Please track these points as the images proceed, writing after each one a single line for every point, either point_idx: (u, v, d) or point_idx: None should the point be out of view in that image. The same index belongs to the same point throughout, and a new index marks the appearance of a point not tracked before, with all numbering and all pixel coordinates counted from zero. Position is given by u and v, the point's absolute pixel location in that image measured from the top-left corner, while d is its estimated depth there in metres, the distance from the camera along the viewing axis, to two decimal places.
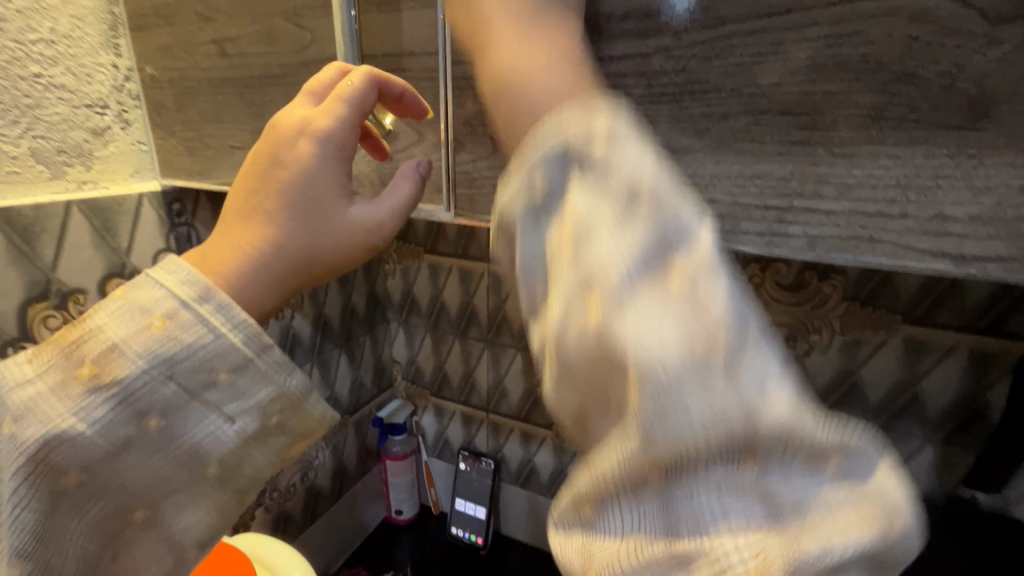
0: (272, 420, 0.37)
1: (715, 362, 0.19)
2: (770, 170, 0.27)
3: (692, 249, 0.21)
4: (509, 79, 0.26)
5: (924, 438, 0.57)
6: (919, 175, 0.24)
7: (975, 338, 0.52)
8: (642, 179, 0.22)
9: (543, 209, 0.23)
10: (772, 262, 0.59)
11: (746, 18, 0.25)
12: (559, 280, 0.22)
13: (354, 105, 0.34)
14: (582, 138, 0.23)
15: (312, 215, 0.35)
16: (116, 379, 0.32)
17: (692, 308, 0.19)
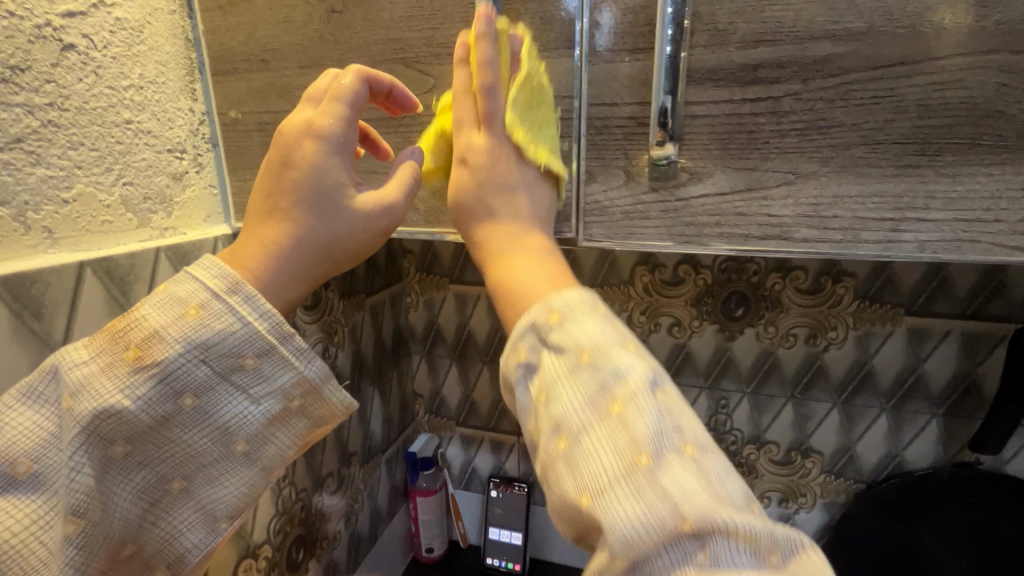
0: (294, 404, 0.36)
1: (644, 473, 0.25)
2: (886, 189, 0.32)
3: (629, 386, 0.27)
4: (504, 290, 0.34)
5: (930, 413, 0.66)
6: (1010, 189, 0.31)
7: (964, 323, 0.62)
8: (588, 342, 0.29)
9: (527, 372, 0.30)
10: (791, 271, 0.66)
11: (866, 68, 0.31)
12: (542, 428, 0.29)
13: (351, 106, 0.37)
14: (544, 315, 0.30)
15: (325, 205, 0.36)
16: (158, 360, 0.31)
17: (629, 437, 0.26)
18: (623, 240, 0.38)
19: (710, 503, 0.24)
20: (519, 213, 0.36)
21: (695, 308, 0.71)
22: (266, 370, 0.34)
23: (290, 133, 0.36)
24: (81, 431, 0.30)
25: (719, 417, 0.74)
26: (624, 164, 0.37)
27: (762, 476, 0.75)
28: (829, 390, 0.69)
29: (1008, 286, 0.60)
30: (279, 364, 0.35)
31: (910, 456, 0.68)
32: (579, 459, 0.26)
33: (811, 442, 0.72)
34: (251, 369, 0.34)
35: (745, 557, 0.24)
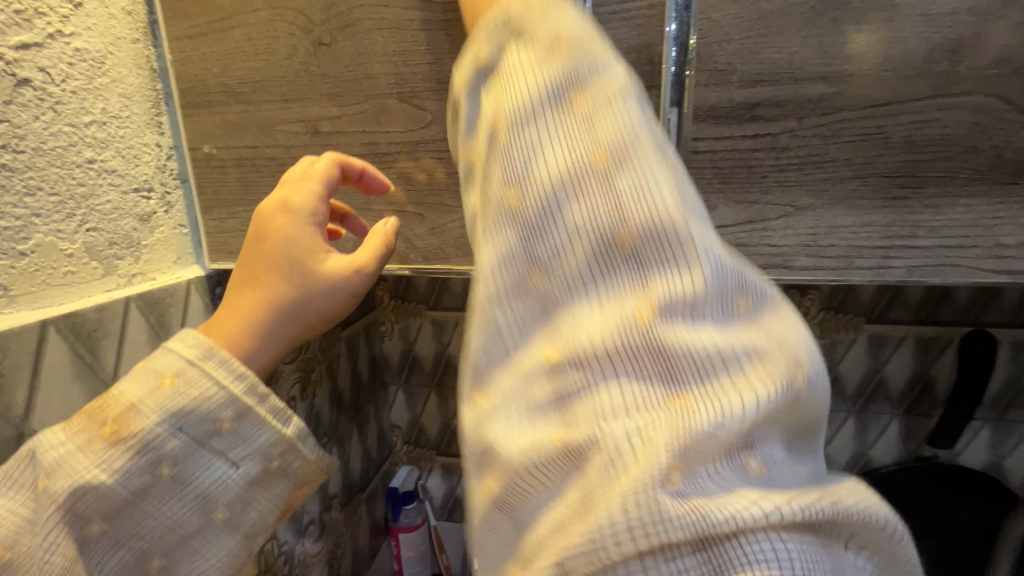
0: (274, 465, 0.34)
1: (596, 165, 0.22)
2: (876, 219, 0.34)
3: (602, 84, 0.24)
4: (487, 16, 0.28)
5: (892, 414, 0.70)
6: (987, 217, 0.33)
7: (918, 328, 0.67)
8: (564, 36, 0.25)
9: (483, 65, 0.27)
10: None
11: (856, 107, 0.33)
12: (489, 109, 0.25)
13: (325, 187, 0.36)
14: (520, 14, 0.26)
15: (297, 271, 0.35)
16: (133, 432, 0.30)
17: (586, 132, 0.23)
18: None
19: (664, 212, 0.21)
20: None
21: None
22: (243, 433, 0.33)
23: (265, 211, 0.36)
24: (57, 509, 0.28)
25: None
26: None
27: None
28: None
29: (953, 292, 0.65)
30: (255, 427, 0.33)
31: (876, 455, 0.73)
32: (525, 152, 0.23)
33: None
34: (228, 433, 0.32)
35: (703, 299, 0.20)
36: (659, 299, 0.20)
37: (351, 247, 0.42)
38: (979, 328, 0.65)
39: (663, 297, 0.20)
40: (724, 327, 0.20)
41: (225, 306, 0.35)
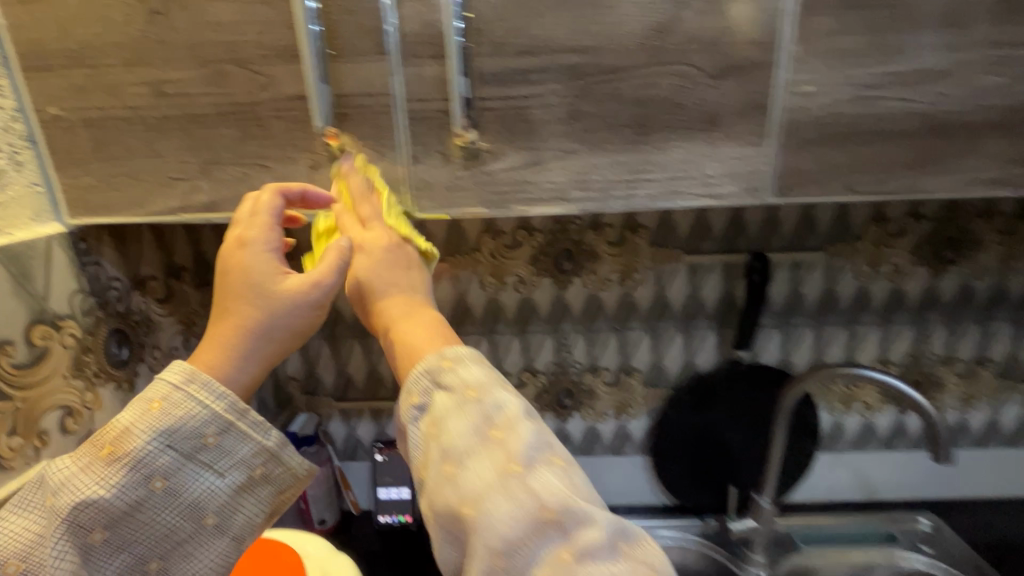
0: (260, 473, 0.37)
1: (516, 477, 0.30)
2: (621, 159, 0.46)
3: (507, 414, 0.33)
4: (401, 352, 0.37)
5: (708, 327, 0.87)
6: (694, 154, 0.46)
7: (723, 256, 0.83)
8: (469, 381, 0.34)
9: (415, 407, 0.35)
10: (602, 227, 0.82)
11: (598, 73, 0.43)
12: (429, 451, 0.33)
13: (275, 215, 0.42)
14: (433, 360, 0.35)
15: (258, 291, 0.39)
16: (128, 450, 0.34)
17: (505, 451, 0.31)
18: (447, 210, 0.48)
19: (570, 496, 0.30)
20: (412, 292, 0.41)
21: (533, 265, 0.85)
22: (228, 445, 0.36)
23: (226, 253, 0.40)
24: (62, 521, 0.33)
25: (563, 354, 0.89)
26: (439, 149, 0.46)
27: (600, 397, 0.92)
28: (640, 320, 0.87)
29: (746, 226, 0.81)
30: (240, 438, 0.36)
31: (700, 362, 0.90)
32: (465, 476, 0.31)
33: (632, 363, 0.90)
34: (214, 445, 0.36)
35: (609, 555, 0.29)
36: (580, 562, 0.28)
37: (208, 199, 0.48)
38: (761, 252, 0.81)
39: (585, 565, 0.28)
40: (621, 566, 0.29)
41: (200, 342, 0.38)
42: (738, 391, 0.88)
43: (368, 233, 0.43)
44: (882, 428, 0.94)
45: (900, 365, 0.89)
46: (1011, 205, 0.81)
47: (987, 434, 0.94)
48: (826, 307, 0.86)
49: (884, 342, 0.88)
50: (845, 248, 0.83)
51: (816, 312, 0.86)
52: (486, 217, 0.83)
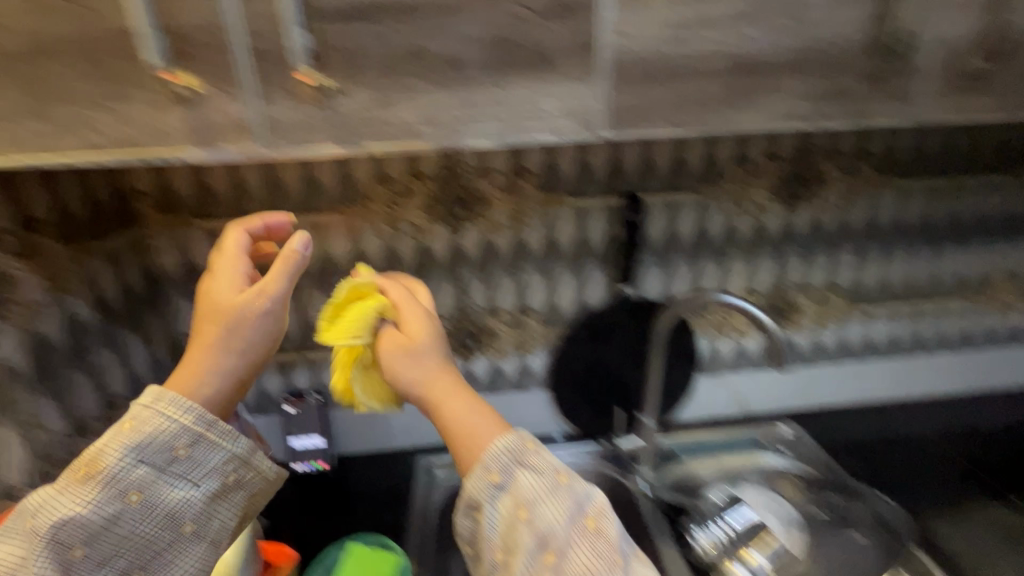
0: (229, 479, 0.46)
1: (619, 565, 0.41)
2: (462, 96, 0.49)
3: (596, 506, 0.44)
4: (454, 406, 0.47)
5: (596, 266, 0.94)
6: (530, 91, 0.49)
7: (603, 197, 0.89)
8: (561, 473, 0.45)
9: (498, 483, 0.43)
10: (490, 173, 0.86)
11: (431, 11, 0.46)
12: (526, 528, 0.41)
13: (241, 245, 0.54)
14: (519, 442, 0.45)
15: (219, 307, 0.47)
16: (104, 469, 0.42)
17: (602, 537, 0.42)
18: (300, 147, 0.49)
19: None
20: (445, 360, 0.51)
21: (427, 212, 0.88)
22: (198, 455, 0.45)
23: (202, 287, 0.50)
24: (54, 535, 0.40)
25: (462, 297, 0.94)
26: (284, 86, 0.47)
27: (500, 335, 0.98)
28: (532, 261, 0.93)
29: (622, 168, 0.88)
30: (212, 449, 0.45)
31: (591, 299, 0.97)
32: (567, 560, 0.41)
33: (528, 302, 0.96)
34: (186, 455, 0.44)
35: None
36: None
37: (42, 141, 0.46)
38: (632, 193, 0.89)
39: None
40: None
41: (180, 366, 0.47)
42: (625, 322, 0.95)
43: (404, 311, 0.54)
44: (753, 351, 1.06)
45: (765, 293, 1.00)
46: (851, 144, 0.91)
47: (839, 350, 1.08)
48: (699, 243, 0.94)
49: (750, 273, 0.98)
50: (712, 187, 0.91)
51: (690, 248, 0.94)
52: (376, 165, 0.85)
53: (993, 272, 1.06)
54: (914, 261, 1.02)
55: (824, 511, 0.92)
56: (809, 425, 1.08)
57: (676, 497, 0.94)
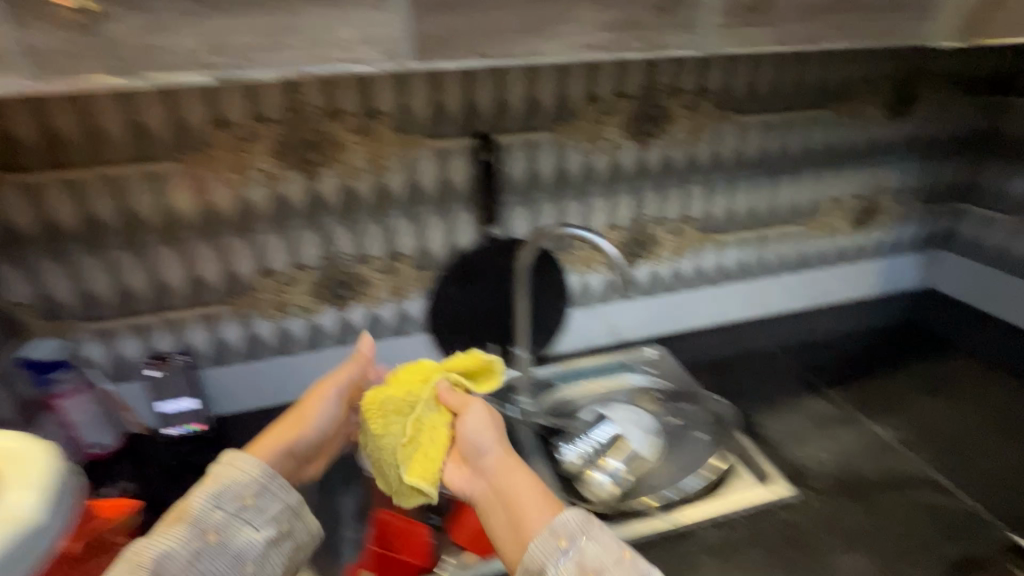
0: (283, 528, 0.59)
1: None
2: (251, 20, 0.47)
3: None
4: (518, 507, 0.58)
5: (462, 208, 0.96)
6: (325, 16, 0.48)
7: (462, 138, 0.91)
8: (624, 551, 0.53)
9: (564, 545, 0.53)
10: (341, 115, 0.84)
11: None
12: None
13: (348, 373, 0.73)
14: (579, 517, 0.55)
15: (310, 412, 0.70)
16: (192, 512, 0.54)
17: None
18: (69, 75, 0.45)
19: None
20: (513, 465, 0.63)
21: (278, 158, 0.85)
22: (261, 503, 0.58)
23: (315, 394, 0.71)
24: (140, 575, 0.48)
25: (329, 246, 0.93)
26: (35, 5, 0.43)
27: (374, 283, 0.99)
28: (398, 206, 0.93)
29: (478, 109, 0.89)
30: (273, 496, 0.59)
31: (461, 241, 0.99)
32: None
33: (399, 248, 0.97)
34: (252, 504, 0.57)
35: None
36: None
37: None
38: (484, 133, 0.91)
39: None
40: None
41: (267, 438, 0.66)
42: (494, 261, 0.98)
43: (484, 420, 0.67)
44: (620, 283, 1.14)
45: (627, 228, 1.07)
46: (692, 83, 0.98)
47: (697, 278, 1.19)
48: (560, 182, 0.99)
49: (612, 210, 1.04)
50: (568, 126, 0.95)
51: (552, 187, 0.99)
52: (214, 108, 0.80)
53: (822, 200, 1.19)
54: (755, 192, 1.13)
55: (681, 418, 1.02)
56: (673, 347, 1.19)
57: (551, 420, 1.00)
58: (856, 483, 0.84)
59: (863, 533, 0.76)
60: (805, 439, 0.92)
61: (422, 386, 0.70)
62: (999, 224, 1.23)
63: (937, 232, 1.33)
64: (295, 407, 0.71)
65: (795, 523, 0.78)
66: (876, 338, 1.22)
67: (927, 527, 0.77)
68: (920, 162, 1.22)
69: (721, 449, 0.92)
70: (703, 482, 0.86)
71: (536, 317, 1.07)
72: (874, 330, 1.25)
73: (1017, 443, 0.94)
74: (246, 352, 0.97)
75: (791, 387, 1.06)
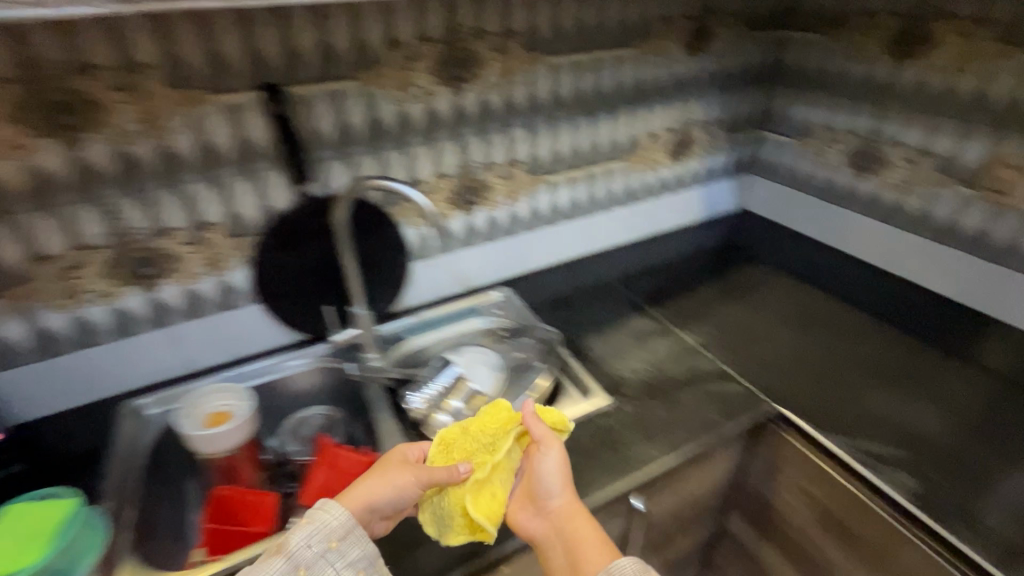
0: (361, 574, 0.62)
1: None
2: None
3: None
4: (577, 553, 0.66)
5: (270, 167, 0.91)
6: None
7: (253, 91, 0.84)
8: None
9: None
10: (95, 70, 0.75)
11: None
12: None
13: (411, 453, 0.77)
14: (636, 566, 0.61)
15: (399, 479, 0.71)
16: (287, 550, 0.59)
17: None
18: None
19: None
20: (579, 517, 0.70)
21: (23, 125, 0.74)
22: (344, 548, 0.62)
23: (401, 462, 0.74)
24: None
25: (118, 222, 0.84)
26: None
27: (183, 257, 0.91)
28: (192, 170, 0.86)
29: (266, 59, 0.83)
30: (355, 543, 0.63)
31: (276, 203, 0.94)
32: None
33: (205, 217, 0.90)
34: (337, 547, 0.62)
35: None
36: None
37: None
38: (273, 84, 0.85)
39: None
40: None
41: (356, 491, 0.68)
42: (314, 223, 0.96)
43: (556, 472, 0.73)
44: (458, 231, 1.16)
45: (455, 175, 1.09)
46: (495, 24, 0.99)
47: (534, 219, 1.25)
48: (374, 132, 0.97)
49: (435, 157, 1.05)
50: (372, 73, 0.92)
51: (367, 138, 0.97)
52: None
53: (641, 135, 1.28)
54: (576, 131, 1.19)
55: (528, 352, 1.06)
56: (520, 288, 1.26)
57: (398, 372, 1.03)
58: (661, 384, 0.97)
59: (660, 422, 0.89)
60: (625, 352, 1.05)
61: (506, 429, 0.77)
62: (789, 147, 1.40)
63: (746, 159, 1.48)
64: (387, 459, 0.75)
65: (607, 426, 0.88)
66: (697, 260, 1.38)
67: (709, 408, 0.91)
68: (723, 94, 1.34)
69: (545, 367, 1.01)
70: (528, 400, 0.95)
71: (372, 275, 1.07)
72: (696, 255, 1.40)
73: (789, 327, 1.11)
74: (37, 349, 0.87)
75: (619, 311, 1.18)
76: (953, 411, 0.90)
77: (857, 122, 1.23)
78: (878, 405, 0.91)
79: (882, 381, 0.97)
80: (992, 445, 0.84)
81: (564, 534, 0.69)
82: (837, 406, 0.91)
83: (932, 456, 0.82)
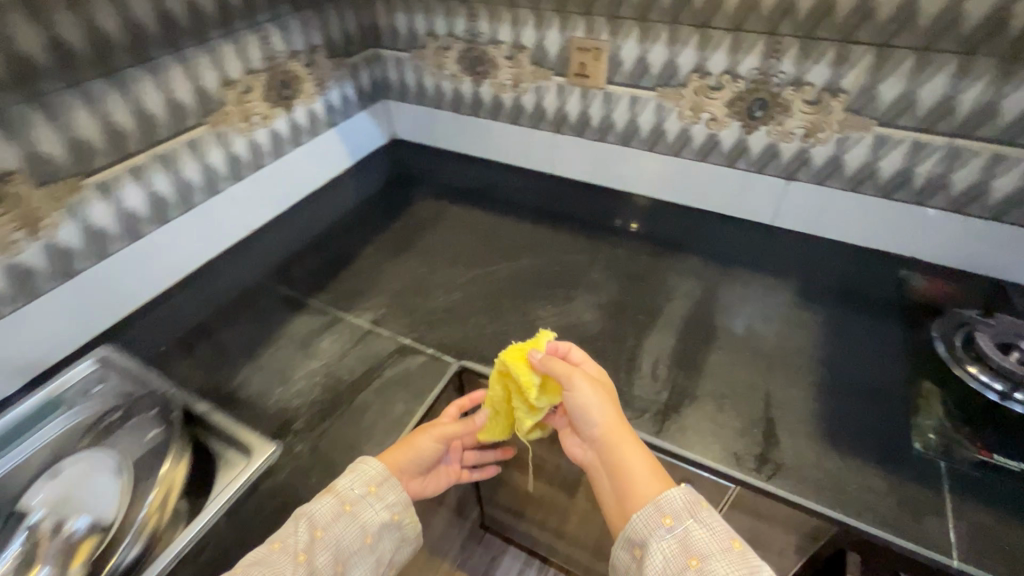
0: (398, 513, 0.68)
1: (738, 549, 0.58)
2: None
3: (739, 540, 0.59)
4: (624, 485, 0.67)
5: None
6: None
7: None
8: (736, 538, 0.60)
9: (674, 521, 0.61)
10: None
11: None
12: (667, 541, 0.60)
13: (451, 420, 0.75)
14: (711, 514, 0.61)
15: (425, 443, 0.73)
16: (337, 486, 0.66)
17: (735, 546, 0.58)
18: None
19: None
20: (628, 444, 0.69)
21: None
22: (382, 492, 0.67)
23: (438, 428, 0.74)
24: (301, 527, 0.61)
25: None
26: None
27: None
28: None
29: None
30: (391, 488, 0.68)
31: None
32: None
33: None
34: (376, 492, 0.67)
35: None
36: None
37: None
38: None
39: None
40: None
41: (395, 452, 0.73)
42: None
43: (591, 408, 0.70)
44: None
45: None
46: None
47: (99, 242, 0.88)
48: None
49: None
50: None
51: None
52: None
53: (215, 87, 0.97)
54: (99, 104, 0.82)
55: (160, 428, 0.78)
56: (128, 338, 0.91)
57: None
58: (336, 393, 0.81)
59: (343, 446, 0.74)
60: (288, 371, 0.84)
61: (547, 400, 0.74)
62: (407, 63, 1.28)
63: (371, 84, 1.33)
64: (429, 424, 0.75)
65: (280, 488, 0.70)
66: (359, 215, 1.22)
67: (395, 399, 0.80)
68: (308, 12, 1.10)
69: (173, 445, 0.76)
70: (159, 495, 0.72)
71: None
72: (357, 210, 1.24)
73: (459, 263, 1.05)
74: None
75: (274, 316, 0.95)
76: (601, 293, 0.96)
77: (453, 24, 1.16)
78: (546, 316, 0.91)
79: (555, 291, 0.97)
80: (631, 313, 0.91)
81: (611, 465, 0.69)
82: (512, 334, 0.88)
83: (593, 348, 0.85)
